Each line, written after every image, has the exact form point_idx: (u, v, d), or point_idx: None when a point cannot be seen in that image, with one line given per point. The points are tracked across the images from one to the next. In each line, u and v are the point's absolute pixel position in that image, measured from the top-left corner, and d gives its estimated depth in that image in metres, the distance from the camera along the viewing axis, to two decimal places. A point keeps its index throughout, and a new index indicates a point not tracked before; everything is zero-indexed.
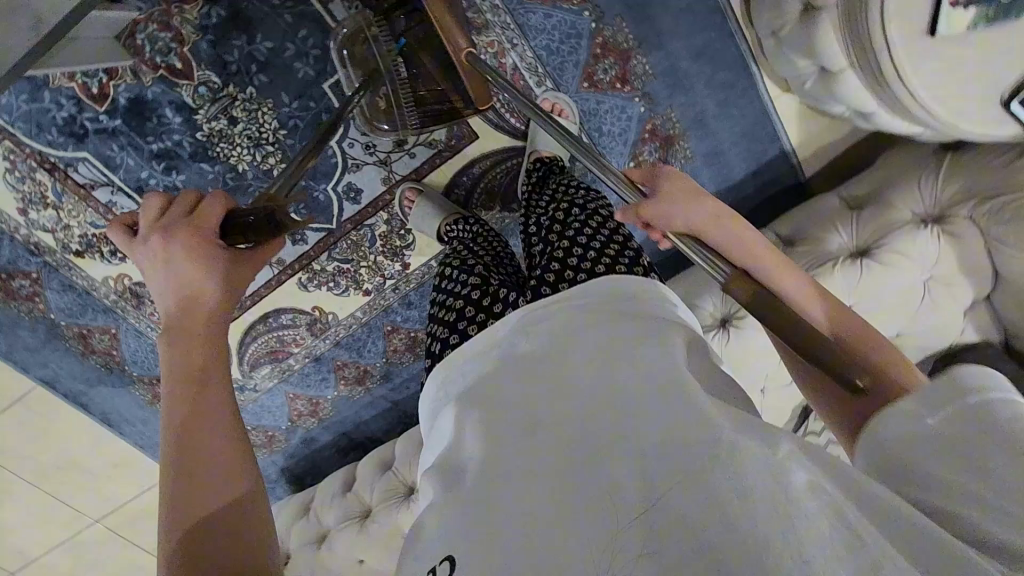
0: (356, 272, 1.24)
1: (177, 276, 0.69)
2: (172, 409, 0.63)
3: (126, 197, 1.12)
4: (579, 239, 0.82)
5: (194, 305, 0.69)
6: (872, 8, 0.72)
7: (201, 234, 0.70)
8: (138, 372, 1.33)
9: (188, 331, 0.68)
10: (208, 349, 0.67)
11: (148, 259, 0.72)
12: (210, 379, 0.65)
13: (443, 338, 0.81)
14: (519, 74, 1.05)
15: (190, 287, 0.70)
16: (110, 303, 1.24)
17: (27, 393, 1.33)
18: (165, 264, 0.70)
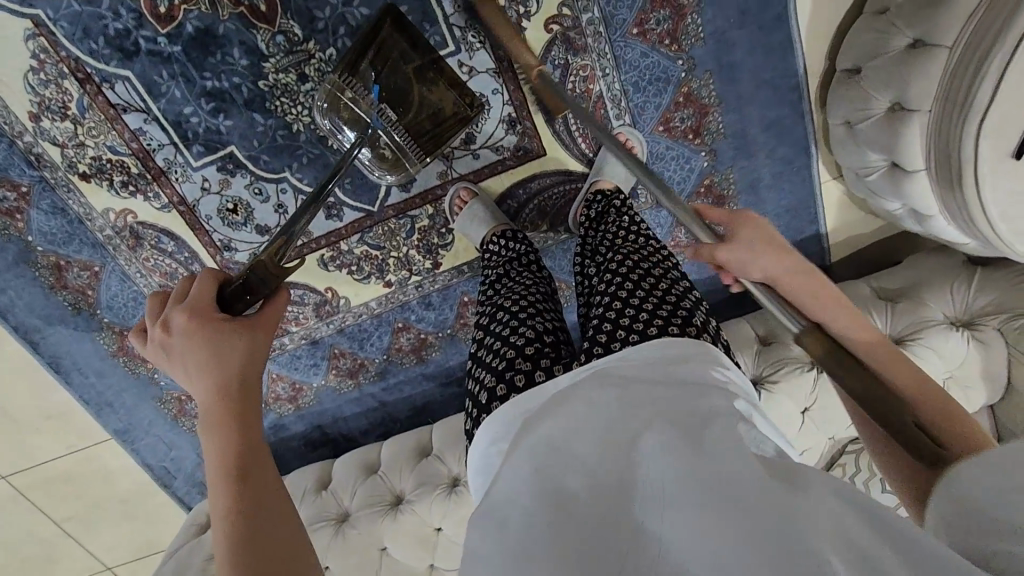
0: (383, 261, 1.18)
1: (190, 369, 0.64)
2: (218, 505, 0.58)
3: (158, 129, 1.03)
4: (635, 293, 0.79)
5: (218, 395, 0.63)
6: (969, 125, 0.78)
7: (201, 316, 0.65)
8: (110, 319, 1.19)
9: (216, 423, 0.62)
10: (239, 430, 0.62)
11: (160, 358, 0.67)
12: (252, 462, 0.60)
13: (490, 387, 0.76)
14: (602, 103, 1.06)
15: (190, 371, 0.64)
16: (102, 238, 1.12)
17: None
18: (178, 358, 0.65)
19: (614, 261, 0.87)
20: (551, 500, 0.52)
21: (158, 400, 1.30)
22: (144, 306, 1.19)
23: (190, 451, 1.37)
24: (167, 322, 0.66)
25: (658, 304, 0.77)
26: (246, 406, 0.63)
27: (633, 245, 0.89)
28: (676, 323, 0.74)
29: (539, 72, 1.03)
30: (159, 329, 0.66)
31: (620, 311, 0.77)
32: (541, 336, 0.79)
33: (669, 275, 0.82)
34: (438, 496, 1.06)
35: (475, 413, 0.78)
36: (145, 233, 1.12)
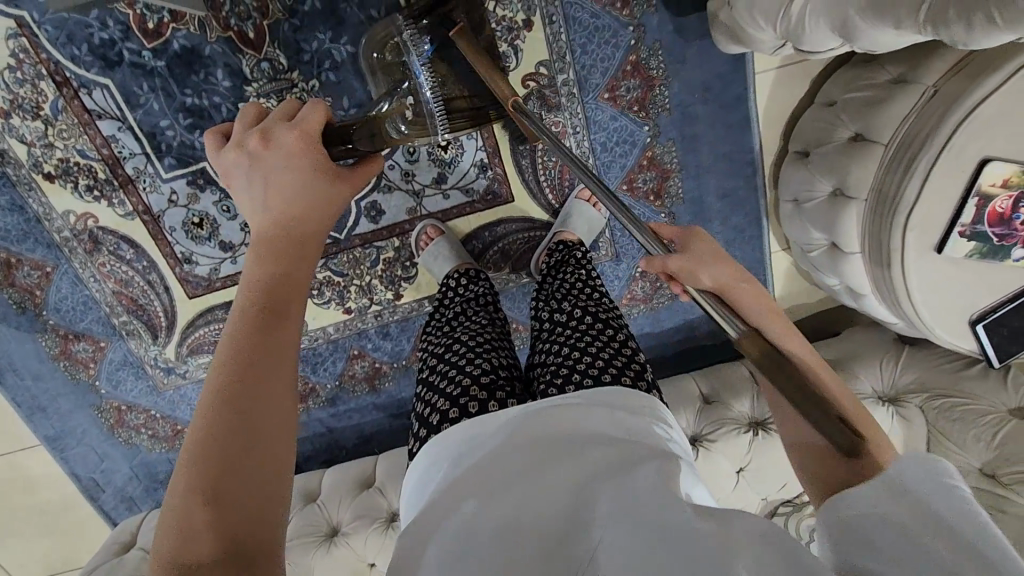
0: (345, 288, 1.19)
1: (281, 178, 0.66)
2: (228, 344, 0.56)
3: (132, 138, 1.04)
4: (590, 342, 0.81)
5: (284, 231, 0.65)
6: (899, 212, 0.85)
7: (311, 143, 0.67)
8: (55, 321, 1.16)
9: (270, 252, 0.64)
10: (282, 276, 0.62)
11: (243, 160, 0.68)
12: (277, 323, 0.58)
13: (442, 410, 0.75)
14: (570, 158, 1.12)
15: (286, 181, 0.66)
16: (58, 239, 1.10)
17: None
18: (267, 170, 0.67)
19: (569, 308, 0.89)
20: (498, 541, 0.53)
21: (96, 409, 1.26)
22: (93, 312, 1.17)
23: (123, 464, 1.32)
24: (270, 132, 0.68)
25: (612, 354, 0.79)
26: (300, 253, 0.65)
27: (590, 296, 0.92)
28: (629, 374, 0.76)
29: (513, 123, 1.08)
30: (259, 135, 0.68)
31: (573, 355, 0.79)
32: (497, 369, 0.80)
33: (622, 327, 0.86)
34: (375, 531, 1.05)
35: (422, 437, 0.76)
36: (105, 239, 1.11)
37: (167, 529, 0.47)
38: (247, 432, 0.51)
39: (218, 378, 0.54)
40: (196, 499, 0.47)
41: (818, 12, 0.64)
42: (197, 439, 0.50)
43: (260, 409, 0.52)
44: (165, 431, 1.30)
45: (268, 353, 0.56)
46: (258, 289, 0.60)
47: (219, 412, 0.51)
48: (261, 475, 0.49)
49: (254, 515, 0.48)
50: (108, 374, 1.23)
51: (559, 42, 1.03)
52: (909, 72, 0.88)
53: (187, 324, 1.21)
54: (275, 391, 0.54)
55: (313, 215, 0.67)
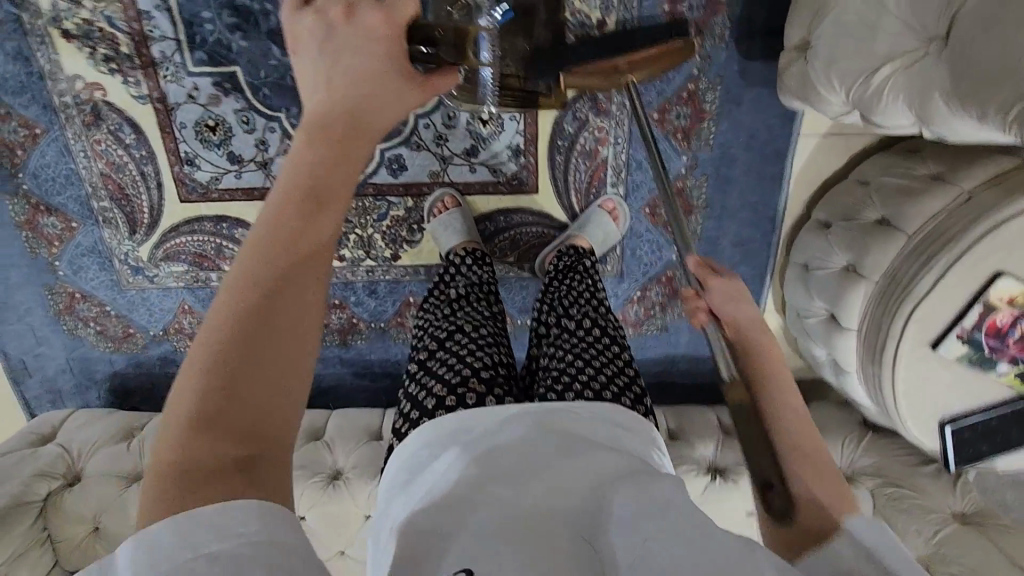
0: (344, 234, 1.15)
1: (355, 61, 0.61)
2: (262, 227, 0.50)
3: (167, 21, 0.98)
4: (595, 356, 0.84)
5: (345, 118, 0.59)
6: (905, 308, 0.87)
7: (393, 38, 0.63)
8: (29, 188, 1.09)
9: (321, 135, 0.57)
10: (333, 162, 0.55)
11: (320, 32, 0.62)
12: (316, 210, 0.52)
13: (439, 395, 0.80)
14: (603, 167, 1.11)
15: (358, 65, 0.61)
16: (57, 102, 1.02)
17: None
18: (339, 53, 0.61)
19: (573, 317, 0.92)
20: (517, 523, 0.53)
21: (48, 289, 1.18)
22: (73, 189, 1.10)
23: (60, 353, 1.25)
24: (355, 8, 0.62)
25: (614, 372, 0.82)
26: (355, 140, 0.58)
27: (596, 309, 0.95)
28: (627, 396, 0.79)
29: (558, 117, 1.06)
30: (342, 8, 0.62)
31: (571, 361, 0.83)
32: (496, 366, 0.85)
33: (622, 342, 0.90)
34: (313, 485, 1.01)
35: (415, 418, 0.80)
36: (108, 116, 1.04)
37: (173, 416, 0.42)
38: (275, 326, 0.46)
39: (251, 261, 0.48)
40: (212, 391, 0.43)
41: (899, 88, 0.65)
42: (216, 326, 0.45)
43: (294, 304, 0.47)
44: (115, 332, 1.23)
45: (306, 246, 0.50)
46: (303, 172, 0.54)
47: (252, 296, 0.46)
48: (284, 373, 0.45)
49: (270, 419, 0.44)
50: (71, 257, 1.16)
51: (625, 51, 1.02)
52: (948, 172, 0.92)
53: (169, 228, 1.14)
54: (307, 287, 0.49)
55: (373, 111, 0.61)
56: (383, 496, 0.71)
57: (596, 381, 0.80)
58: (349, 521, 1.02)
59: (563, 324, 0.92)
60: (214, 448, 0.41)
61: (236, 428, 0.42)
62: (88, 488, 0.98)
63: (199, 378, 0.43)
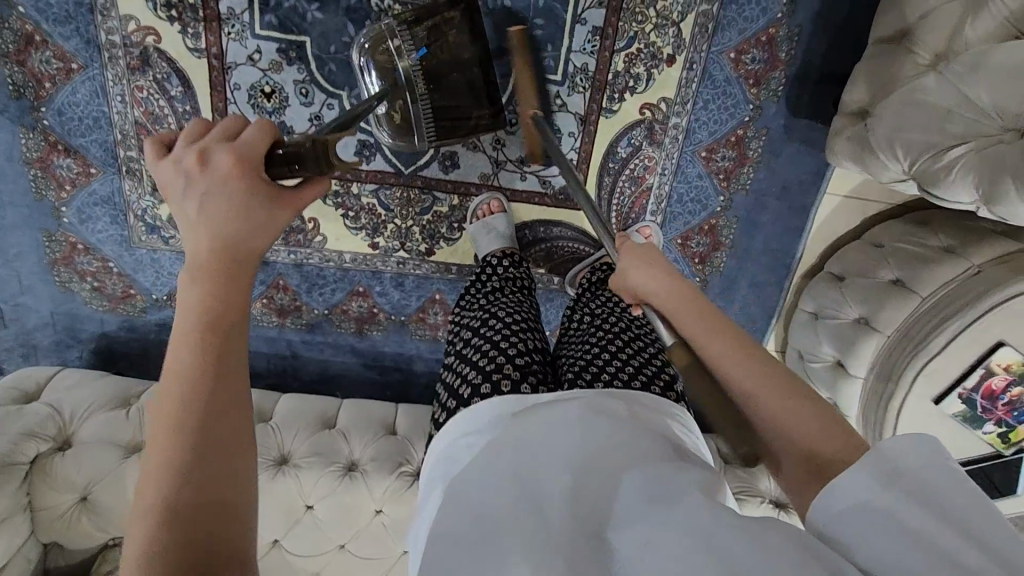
0: (383, 222, 1.13)
1: (218, 207, 0.57)
2: (169, 377, 0.52)
3: None
4: (625, 349, 0.85)
5: (226, 256, 0.57)
6: (915, 362, 0.96)
7: (249, 170, 0.57)
8: (51, 125, 1.01)
9: (206, 270, 0.56)
10: (228, 292, 0.56)
11: (179, 185, 0.58)
12: (220, 340, 0.54)
13: (475, 383, 0.78)
14: (646, 195, 1.15)
15: (222, 218, 0.57)
16: (102, 39, 0.96)
17: None
18: (204, 197, 0.57)
19: (607, 321, 0.93)
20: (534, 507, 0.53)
21: (47, 235, 1.10)
22: (100, 133, 1.02)
23: (45, 306, 1.15)
24: (208, 153, 0.57)
25: (643, 363, 0.84)
26: (240, 273, 0.57)
27: (630, 320, 0.95)
28: (657, 386, 0.81)
29: (614, 140, 1.10)
30: (195, 156, 0.57)
31: (604, 365, 0.83)
32: (531, 352, 0.84)
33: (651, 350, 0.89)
34: (329, 474, 0.99)
35: (452, 407, 0.79)
36: (157, 63, 0.98)
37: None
38: (199, 458, 0.49)
39: (168, 409, 0.51)
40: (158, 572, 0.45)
41: (970, 167, 0.71)
42: (147, 507, 0.48)
43: (218, 432, 0.51)
44: (114, 290, 1.15)
45: (216, 378, 0.53)
46: (197, 308, 0.55)
47: (174, 440, 0.50)
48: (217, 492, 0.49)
49: (213, 528, 0.48)
50: (81, 205, 1.08)
51: (686, 89, 1.07)
52: (959, 244, 1.01)
53: None
54: (222, 420, 0.52)
55: (253, 235, 0.58)
56: (427, 478, 0.73)
57: (628, 373, 0.81)
58: (361, 514, 1.00)
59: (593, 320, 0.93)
60: None
61: (177, 553, 0.46)
62: (84, 453, 0.92)
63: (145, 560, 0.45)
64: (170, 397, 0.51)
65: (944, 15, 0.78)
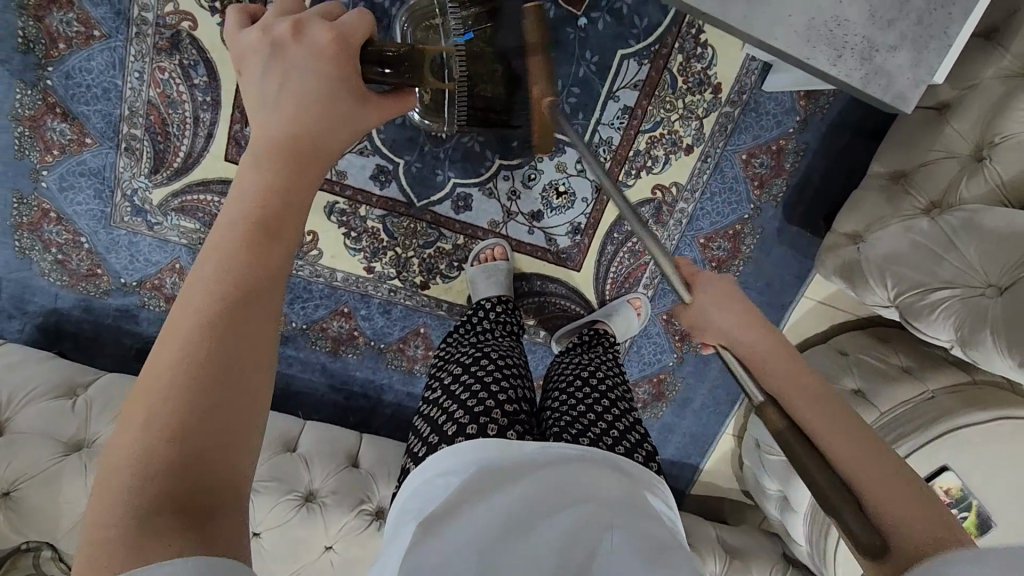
0: (383, 249, 1.12)
1: (305, 83, 0.54)
2: (203, 268, 0.45)
3: None
4: (611, 409, 0.82)
5: (295, 146, 0.53)
6: None
7: (344, 53, 0.55)
8: (53, 86, 0.96)
9: (267, 165, 0.52)
10: (290, 190, 0.52)
11: (263, 54, 0.55)
12: (272, 240, 0.48)
13: (460, 422, 0.73)
14: (642, 268, 1.20)
15: (304, 92, 0.55)
16: (134, 14, 0.94)
17: None
18: (289, 74, 0.54)
19: (591, 372, 0.90)
20: None
21: (17, 197, 1.01)
22: (107, 105, 0.98)
23: None
24: (304, 25, 0.55)
25: (626, 425, 0.80)
26: (305, 169, 0.53)
27: (615, 373, 0.93)
28: (639, 452, 0.77)
29: (622, 213, 1.15)
30: (290, 25, 0.55)
31: (591, 418, 0.79)
32: (520, 402, 0.79)
33: (633, 406, 0.87)
34: (284, 503, 0.94)
35: (433, 442, 0.73)
36: (188, 49, 0.97)
37: (108, 485, 0.38)
38: (230, 360, 0.42)
39: (194, 300, 0.43)
40: (148, 478, 0.37)
41: (954, 310, 0.79)
42: (154, 396, 0.40)
43: (252, 333, 0.44)
44: (77, 267, 1.07)
45: (254, 280, 0.45)
46: (252, 202, 0.50)
47: (198, 330, 0.42)
48: (241, 409, 0.41)
49: (209, 456, 0.39)
50: (64, 173, 1.01)
51: (698, 178, 1.13)
52: (917, 368, 1.08)
53: (192, 181, 1.04)
54: (246, 318, 0.44)
55: (329, 131, 0.56)
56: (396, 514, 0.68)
57: (611, 435, 0.77)
58: (310, 548, 0.95)
59: (582, 372, 0.90)
60: (145, 507, 0.36)
61: (169, 478, 0.38)
62: (18, 446, 0.85)
63: (136, 459, 0.38)
64: (202, 282, 0.44)
65: (942, 172, 0.88)
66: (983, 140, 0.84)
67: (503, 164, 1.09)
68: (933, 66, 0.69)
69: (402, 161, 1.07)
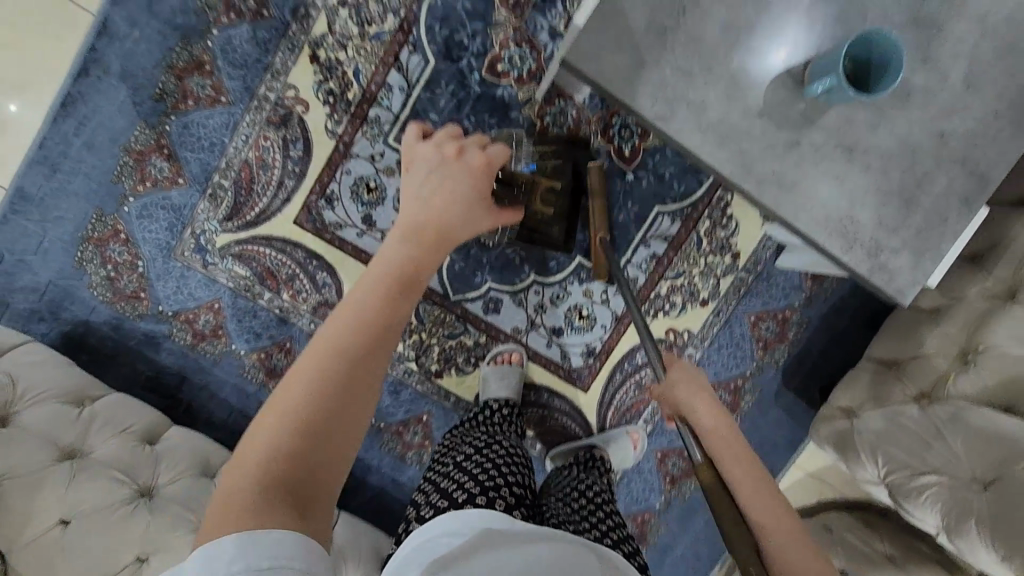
0: (410, 331, 1.18)
1: (459, 180, 0.70)
2: (349, 305, 0.56)
3: (400, 100, 1.11)
4: (604, 523, 0.83)
5: (437, 224, 0.66)
6: None
7: (491, 170, 0.73)
8: (169, 131, 1.10)
9: (413, 237, 0.64)
10: (424, 261, 0.63)
11: (433, 151, 0.72)
12: (404, 296, 0.59)
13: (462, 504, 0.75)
14: (646, 402, 1.24)
15: (456, 186, 0.70)
16: (259, 91, 1.09)
17: (82, 14, 1.07)
18: (448, 170, 0.70)
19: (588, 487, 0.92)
20: None
21: (99, 215, 1.11)
22: (208, 156, 1.11)
23: (48, 274, 1.12)
24: (466, 149, 0.71)
25: (619, 542, 0.81)
26: (438, 245, 0.66)
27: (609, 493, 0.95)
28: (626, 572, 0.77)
29: (635, 346, 1.23)
30: (458, 139, 0.73)
31: (585, 526, 0.80)
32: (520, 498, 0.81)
33: (620, 527, 0.86)
34: None
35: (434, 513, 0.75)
36: (293, 127, 1.11)
37: (238, 466, 0.48)
38: (349, 389, 0.52)
39: (340, 328, 0.54)
40: (271, 469, 0.48)
41: (941, 498, 0.83)
42: (289, 402, 0.51)
43: (370, 371, 0.54)
44: (125, 287, 1.13)
45: (383, 327, 0.56)
46: (394, 262, 0.61)
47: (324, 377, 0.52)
48: (346, 431, 0.52)
49: (316, 464, 0.49)
50: (149, 203, 1.12)
51: (709, 329, 1.23)
52: (902, 557, 1.07)
53: (257, 234, 1.14)
54: (371, 358, 0.54)
55: (466, 221, 0.70)
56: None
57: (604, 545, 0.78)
58: None
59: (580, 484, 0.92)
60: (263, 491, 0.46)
61: (284, 473, 0.48)
62: (13, 445, 0.84)
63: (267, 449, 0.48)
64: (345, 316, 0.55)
65: (934, 366, 0.96)
66: (968, 347, 0.93)
67: (537, 278, 1.19)
68: (927, 271, 0.81)
69: (448, 257, 1.16)
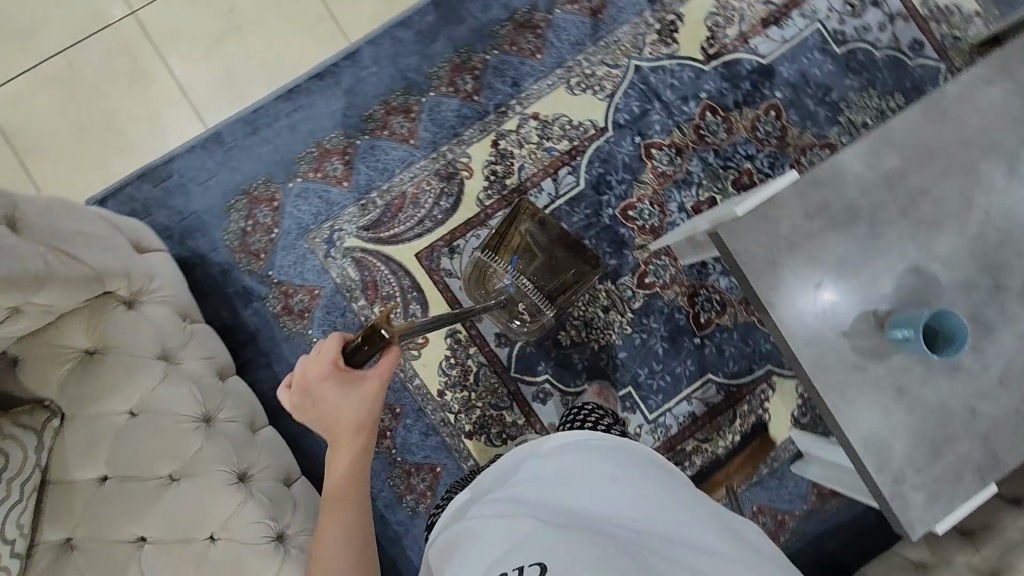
0: (463, 385, 1.29)
1: (317, 397, 0.78)
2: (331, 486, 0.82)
3: (544, 203, 1.32)
4: None
5: (348, 424, 0.80)
6: None
7: (335, 378, 0.77)
8: (358, 145, 1.30)
9: (341, 433, 0.81)
10: (358, 432, 0.81)
11: (297, 389, 0.80)
12: (357, 460, 0.82)
13: None
14: None
15: (325, 407, 0.78)
16: (442, 148, 1.32)
17: (343, 41, 1.33)
18: (311, 392, 0.78)
19: None
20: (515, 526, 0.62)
21: (266, 179, 1.28)
22: (377, 175, 1.30)
23: (198, 206, 1.26)
24: (322, 355, 0.78)
25: None
26: (363, 424, 0.81)
27: None
28: None
29: None
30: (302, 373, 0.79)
31: None
32: None
33: None
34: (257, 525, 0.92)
35: None
36: (453, 184, 1.31)
37: None
38: (348, 530, 0.80)
39: (332, 498, 0.81)
40: None
41: None
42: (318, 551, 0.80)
43: (353, 510, 0.81)
44: (252, 243, 1.27)
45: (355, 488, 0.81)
46: (339, 451, 0.82)
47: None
48: (359, 552, 0.80)
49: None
50: (310, 188, 1.29)
51: None
52: None
53: (380, 251, 1.29)
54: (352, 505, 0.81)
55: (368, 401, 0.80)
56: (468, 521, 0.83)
57: None
58: None
59: None
60: None
61: None
62: (130, 323, 0.92)
63: None
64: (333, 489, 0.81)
65: None
66: None
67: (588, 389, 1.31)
68: (936, 515, 0.95)
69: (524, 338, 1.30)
